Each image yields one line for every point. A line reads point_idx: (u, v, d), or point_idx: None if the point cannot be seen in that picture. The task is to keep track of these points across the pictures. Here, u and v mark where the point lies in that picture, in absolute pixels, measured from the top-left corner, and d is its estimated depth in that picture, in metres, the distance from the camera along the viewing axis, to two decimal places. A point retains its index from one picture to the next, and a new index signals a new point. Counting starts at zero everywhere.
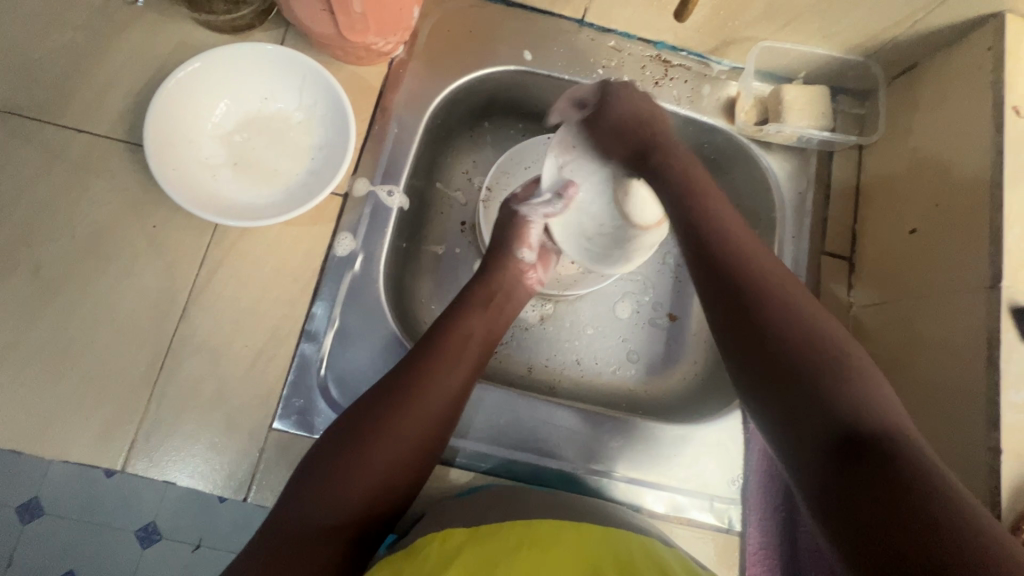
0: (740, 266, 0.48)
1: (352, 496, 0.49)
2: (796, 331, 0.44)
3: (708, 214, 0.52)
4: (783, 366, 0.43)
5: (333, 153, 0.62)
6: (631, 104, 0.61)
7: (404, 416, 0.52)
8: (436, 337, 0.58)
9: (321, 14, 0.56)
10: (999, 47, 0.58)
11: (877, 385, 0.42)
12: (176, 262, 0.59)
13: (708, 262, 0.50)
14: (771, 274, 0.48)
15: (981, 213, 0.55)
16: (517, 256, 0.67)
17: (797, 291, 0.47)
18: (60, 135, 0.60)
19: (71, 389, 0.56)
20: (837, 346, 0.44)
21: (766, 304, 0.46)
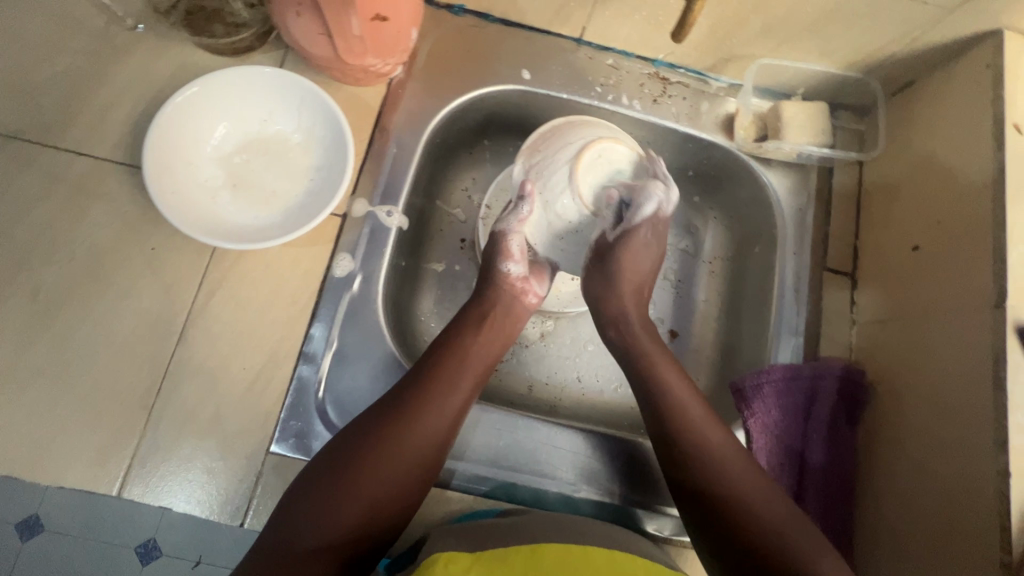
0: (690, 436, 0.55)
1: (346, 515, 0.49)
2: (722, 480, 0.53)
3: (655, 373, 0.60)
4: (716, 517, 0.52)
5: (332, 174, 0.62)
6: (632, 265, 0.64)
7: (403, 434, 0.52)
8: (434, 359, 0.58)
9: (319, 37, 0.56)
10: (998, 65, 0.57)
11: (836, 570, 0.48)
12: (175, 285, 0.59)
13: (676, 437, 0.56)
14: (713, 440, 0.55)
15: (984, 231, 0.55)
16: (503, 269, 0.64)
17: (704, 419, 0.56)
18: (60, 158, 0.61)
19: (69, 413, 0.55)
20: (786, 529, 0.50)
21: (686, 440, 0.55)
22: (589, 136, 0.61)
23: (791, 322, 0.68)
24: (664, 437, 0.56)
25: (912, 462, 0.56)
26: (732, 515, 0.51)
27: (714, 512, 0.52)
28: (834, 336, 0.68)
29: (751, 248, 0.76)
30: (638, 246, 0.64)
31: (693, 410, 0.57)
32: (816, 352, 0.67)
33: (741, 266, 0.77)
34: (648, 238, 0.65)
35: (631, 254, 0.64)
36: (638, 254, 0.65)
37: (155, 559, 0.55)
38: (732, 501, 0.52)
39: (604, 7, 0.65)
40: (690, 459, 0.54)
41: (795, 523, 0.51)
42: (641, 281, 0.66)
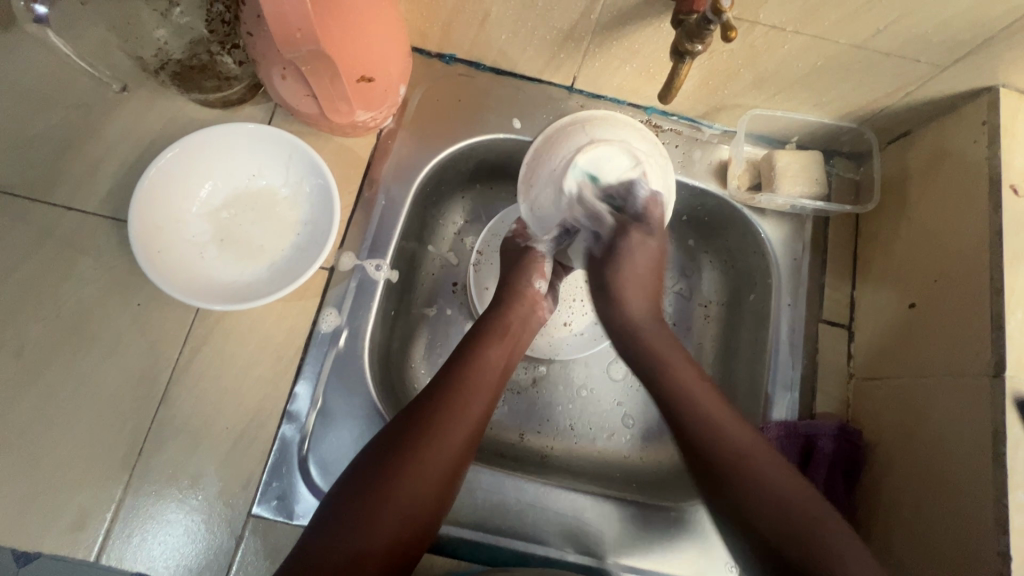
0: (683, 406, 0.56)
1: (385, 529, 0.49)
2: (785, 517, 0.49)
3: (670, 372, 0.59)
4: (784, 550, 0.49)
5: (319, 229, 0.62)
6: (631, 272, 0.65)
7: (434, 440, 0.52)
8: (459, 367, 0.58)
9: (304, 96, 0.56)
10: (993, 122, 0.56)
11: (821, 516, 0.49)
12: (158, 341, 0.59)
13: (670, 398, 0.57)
14: (703, 399, 0.57)
15: (981, 294, 0.53)
16: (534, 286, 0.68)
17: (759, 448, 0.53)
18: (48, 213, 0.61)
19: (51, 473, 0.55)
20: (777, 479, 0.51)
21: (739, 472, 0.52)
22: (569, 155, 0.64)
23: (786, 377, 0.66)
24: (711, 472, 0.53)
25: (905, 532, 0.55)
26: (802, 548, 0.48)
27: (784, 545, 0.49)
28: (832, 391, 0.66)
29: (745, 295, 0.75)
30: (625, 256, 0.65)
31: (745, 440, 0.54)
32: (811, 408, 0.65)
33: (736, 311, 0.75)
34: (643, 240, 0.65)
35: (627, 261, 0.65)
36: (634, 259, 0.65)
37: None
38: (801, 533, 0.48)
39: (594, 59, 0.64)
40: (742, 494, 0.51)
41: (862, 552, 0.48)
42: (645, 274, 0.66)
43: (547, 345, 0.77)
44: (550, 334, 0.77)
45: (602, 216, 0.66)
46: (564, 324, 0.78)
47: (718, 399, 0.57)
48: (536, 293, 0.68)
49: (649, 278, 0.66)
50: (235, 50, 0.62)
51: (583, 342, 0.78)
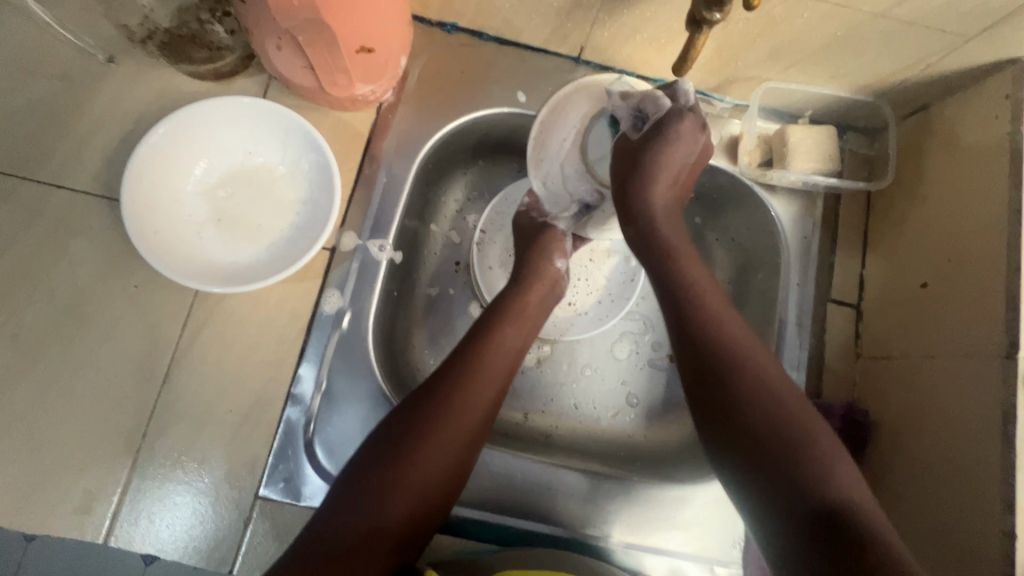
0: (698, 312, 0.54)
1: (401, 503, 0.49)
2: (766, 413, 0.48)
3: (689, 285, 0.56)
4: (754, 439, 0.47)
5: (319, 208, 0.60)
6: (668, 164, 0.59)
7: (451, 417, 0.52)
8: (474, 345, 0.57)
9: (302, 70, 0.53)
10: (1017, 97, 0.55)
11: (840, 463, 0.46)
12: (158, 324, 0.58)
13: (687, 301, 0.55)
14: (721, 310, 0.54)
15: (997, 275, 0.52)
16: (553, 264, 0.67)
17: (763, 356, 0.51)
18: (36, 192, 0.58)
19: (53, 457, 0.55)
20: (794, 412, 0.48)
21: (742, 367, 0.50)
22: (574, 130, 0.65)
23: (793, 357, 0.66)
24: (706, 368, 0.51)
25: (907, 510, 0.55)
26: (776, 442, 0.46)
27: (751, 438, 0.47)
28: (838, 371, 0.66)
29: (753, 274, 0.73)
30: (678, 142, 0.58)
31: (756, 356, 0.51)
32: (818, 388, 0.65)
33: (743, 291, 0.74)
34: (692, 132, 0.58)
35: (672, 148, 0.58)
36: (677, 149, 0.59)
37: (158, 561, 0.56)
38: (779, 430, 0.47)
39: (604, 28, 0.62)
40: (732, 393, 0.49)
41: (840, 458, 0.46)
42: (677, 171, 0.60)
43: (551, 324, 0.76)
44: (555, 314, 0.76)
45: (646, 115, 0.59)
46: (569, 304, 0.77)
47: (735, 316, 0.54)
48: (556, 272, 0.67)
49: (690, 167, 0.60)
50: (226, 19, 0.60)
51: (587, 321, 0.77)
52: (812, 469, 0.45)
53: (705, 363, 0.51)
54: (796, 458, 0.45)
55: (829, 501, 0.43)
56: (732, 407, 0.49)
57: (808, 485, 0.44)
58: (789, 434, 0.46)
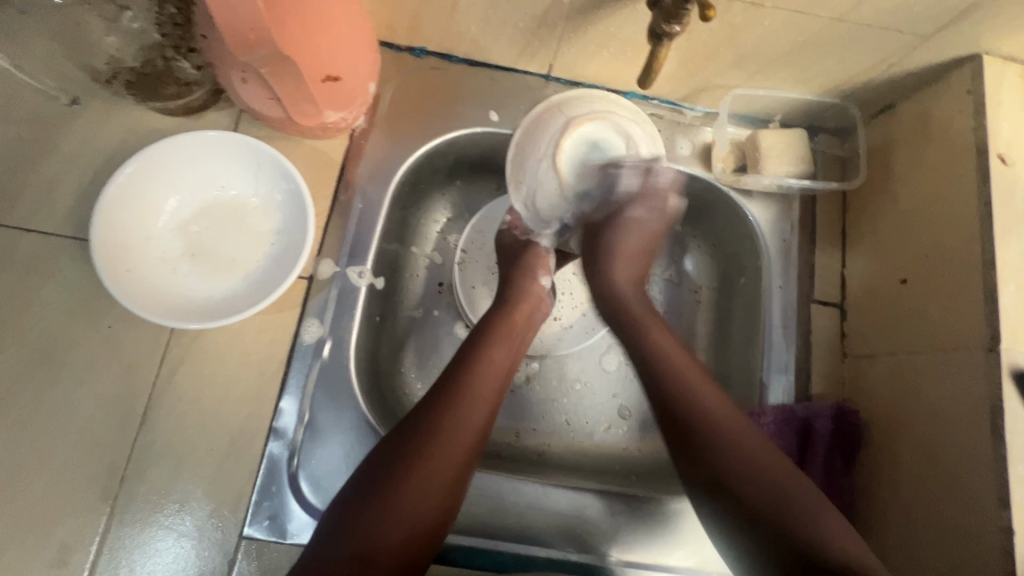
0: (666, 380, 0.54)
1: (393, 534, 0.47)
2: (759, 488, 0.48)
3: (650, 345, 0.58)
4: (747, 506, 0.48)
5: (294, 238, 0.59)
6: (623, 249, 0.67)
7: (444, 441, 0.51)
8: (461, 368, 0.57)
9: (269, 101, 0.53)
10: (978, 91, 0.55)
11: (833, 521, 0.46)
12: (134, 364, 0.56)
13: (658, 375, 0.55)
14: (686, 373, 0.55)
15: (973, 266, 0.53)
16: (539, 281, 0.66)
17: (692, 371, 0.55)
18: (6, 237, 0.58)
19: (28, 508, 0.53)
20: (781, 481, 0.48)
21: (710, 430, 0.51)
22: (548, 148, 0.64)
23: (780, 360, 0.65)
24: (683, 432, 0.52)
25: (904, 510, 0.54)
26: (778, 526, 0.46)
27: (753, 508, 0.47)
28: (826, 372, 0.65)
29: (736, 279, 0.74)
30: (626, 230, 0.67)
31: (740, 429, 0.51)
32: (807, 391, 0.65)
33: (727, 297, 0.74)
34: (645, 217, 0.67)
35: (625, 234, 0.67)
36: (631, 235, 0.67)
37: None
38: (776, 508, 0.46)
39: (570, 45, 0.63)
40: (713, 453, 0.50)
41: (833, 518, 0.46)
42: (637, 248, 0.67)
43: (537, 340, 0.76)
44: (541, 330, 0.76)
45: (611, 190, 0.68)
46: (554, 319, 0.77)
47: (706, 382, 0.55)
48: (543, 288, 0.67)
49: (641, 266, 0.67)
50: (192, 55, 0.60)
51: (573, 335, 0.77)
52: (820, 532, 0.45)
53: (683, 428, 0.52)
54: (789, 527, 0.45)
55: (828, 563, 0.43)
56: (723, 474, 0.49)
57: (815, 548, 0.44)
58: (781, 517, 0.46)
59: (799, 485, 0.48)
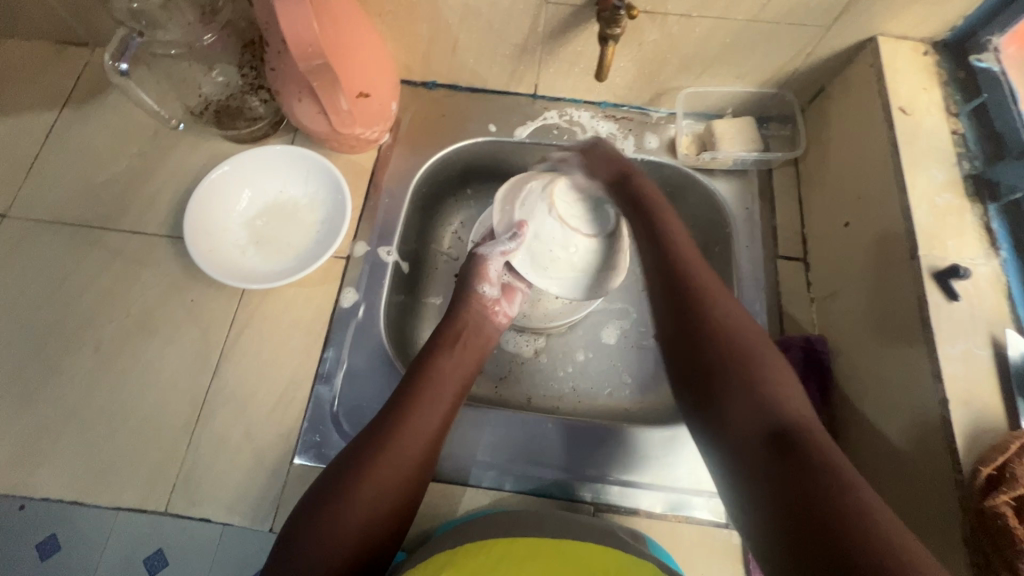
0: (686, 285, 0.60)
1: (346, 534, 0.52)
2: (741, 365, 0.53)
3: (677, 256, 0.63)
4: (725, 385, 0.53)
5: (335, 225, 0.74)
6: (598, 164, 0.73)
7: (393, 449, 0.56)
8: (415, 378, 0.62)
9: (317, 116, 0.70)
10: (878, 64, 0.68)
11: (798, 406, 0.50)
12: (210, 327, 0.70)
13: (680, 281, 0.61)
14: (710, 283, 0.60)
15: (892, 196, 0.63)
16: (478, 291, 0.71)
17: (721, 292, 0.60)
18: (118, 237, 0.75)
19: (126, 442, 0.65)
20: (765, 371, 0.53)
21: (716, 324, 0.56)
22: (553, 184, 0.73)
23: (752, 306, 0.74)
24: (687, 330, 0.58)
25: (871, 416, 0.61)
26: (743, 400, 0.51)
27: (731, 390, 0.52)
28: (796, 314, 0.73)
29: (712, 248, 0.84)
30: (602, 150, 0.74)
31: (744, 332, 0.56)
32: (781, 330, 0.73)
33: (707, 265, 0.85)
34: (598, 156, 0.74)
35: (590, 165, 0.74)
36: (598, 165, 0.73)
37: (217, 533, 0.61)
38: (748, 379, 0.52)
39: (548, 66, 0.79)
40: (705, 351, 0.55)
41: (801, 404, 0.51)
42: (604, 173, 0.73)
43: (542, 316, 0.86)
44: (545, 306, 0.86)
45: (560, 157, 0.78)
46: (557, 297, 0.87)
47: (722, 288, 0.60)
48: (487, 297, 0.72)
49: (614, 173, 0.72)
50: (262, 91, 0.78)
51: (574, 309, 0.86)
52: (779, 406, 0.50)
53: (688, 328, 0.57)
54: (756, 409, 0.50)
55: (789, 438, 0.47)
56: (709, 366, 0.54)
57: (773, 423, 0.49)
58: (747, 393, 0.51)
59: (774, 369, 0.53)
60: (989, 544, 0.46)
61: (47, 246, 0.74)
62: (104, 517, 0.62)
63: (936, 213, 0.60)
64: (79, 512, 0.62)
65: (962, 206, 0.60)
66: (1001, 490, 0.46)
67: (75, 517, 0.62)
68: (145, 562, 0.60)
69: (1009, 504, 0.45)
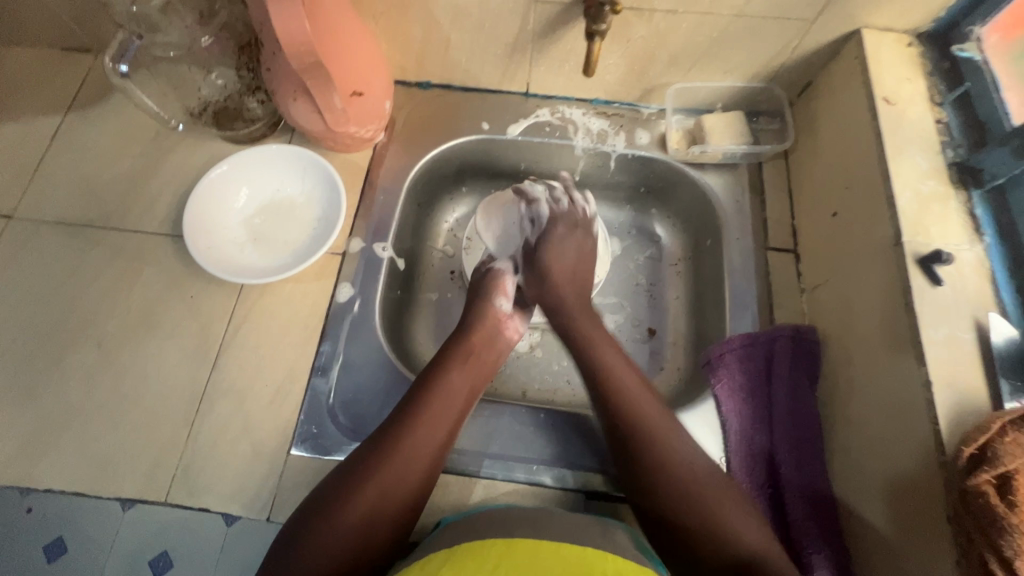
0: (610, 384, 0.65)
1: (344, 540, 0.53)
2: (688, 491, 0.57)
3: (604, 368, 0.66)
4: (674, 500, 0.57)
5: (330, 222, 0.76)
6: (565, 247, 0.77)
7: (397, 461, 0.57)
8: (423, 390, 0.64)
9: (313, 115, 0.72)
10: (862, 55, 0.69)
11: (747, 523, 0.55)
12: (208, 323, 0.72)
13: (608, 380, 0.65)
14: (624, 388, 0.64)
15: (876, 184, 0.63)
16: (494, 305, 0.74)
17: (639, 391, 0.64)
18: (120, 236, 0.76)
19: (127, 434, 0.67)
20: (713, 501, 0.56)
21: (644, 436, 0.60)
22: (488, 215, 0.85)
23: (743, 297, 0.75)
24: (620, 443, 0.61)
25: (859, 402, 0.61)
26: (688, 513, 0.56)
27: (680, 504, 0.56)
28: (787, 304, 0.74)
29: (704, 242, 0.85)
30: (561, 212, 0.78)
31: (683, 452, 0.59)
32: (771, 320, 0.73)
33: (700, 259, 0.85)
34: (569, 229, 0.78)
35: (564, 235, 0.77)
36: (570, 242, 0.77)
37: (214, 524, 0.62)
38: (702, 506, 0.56)
39: (539, 64, 0.81)
40: (653, 462, 0.59)
41: (753, 522, 0.55)
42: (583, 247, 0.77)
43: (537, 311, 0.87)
44: None
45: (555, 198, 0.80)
46: None
47: (648, 394, 0.64)
48: (500, 311, 0.74)
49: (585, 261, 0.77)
50: (258, 92, 0.79)
51: None
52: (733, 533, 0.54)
53: (627, 445, 0.61)
54: (703, 525, 0.55)
55: (744, 558, 0.52)
56: (658, 483, 0.58)
57: (731, 547, 0.53)
58: (692, 506, 0.56)
59: (721, 492, 0.57)
60: (972, 524, 0.46)
61: (50, 245, 0.76)
62: (105, 508, 0.63)
63: (920, 200, 0.60)
64: (81, 503, 0.64)
65: (945, 193, 0.61)
66: (983, 469, 0.46)
67: (77, 508, 0.63)
68: (150, 563, 0.61)
69: (991, 483, 0.46)
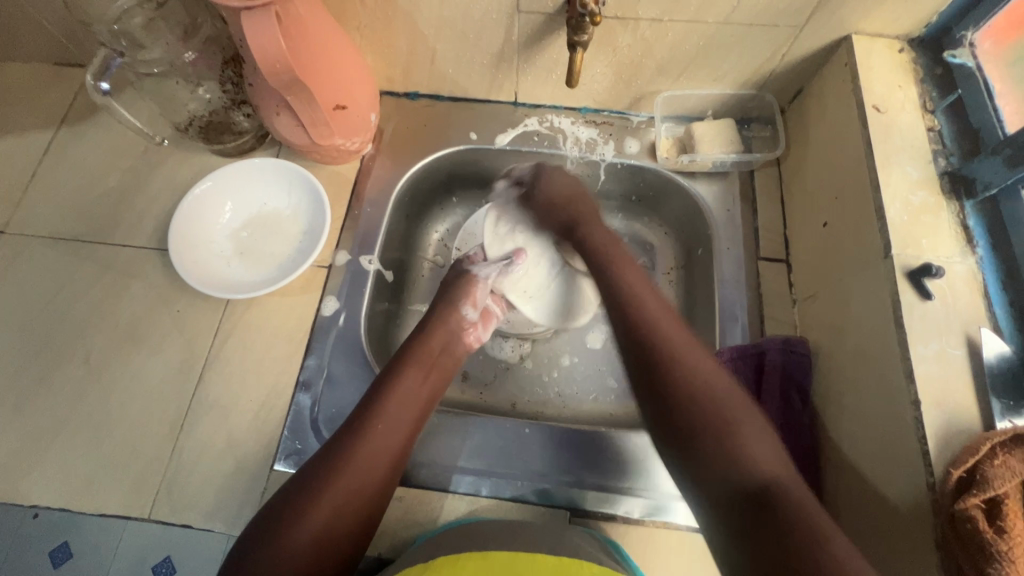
0: (631, 302, 0.62)
1: (298, 549, 0.51)
2: (704, 401, 0.52)
3: (631, 293, 0.63)
4: (685, 413, 0.52)
5: (316, 235, 0.76)
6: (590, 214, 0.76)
7: (352, 467, 0.56)
8: (378, 393, 0.62)
9: (296, 128, 0.72)
10: (852, 63, 0.67)
11: (762, 441, 0.50)
12: (194, 337, 0.72)
13: (643, 325, 0.60)
14: (661, 317, 0.60)
15: (866, 195, 0.62)
16: (461, 311, 0.74)
17: (661, 311, 0.61)
18: (108, 251, 0.77)
19: (112, 449, 0.67)
20: (731, 410, 0.52)
21: (662, 356, 0.56)
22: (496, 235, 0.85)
23: (733, 308, 0.73)
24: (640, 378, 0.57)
25: (849, 418, 0.60)
26: (710, 442, 0.50)
27: (699, 427, 0.51)
28: (778, 316, 0.73)
29: (696, 251, 0.84)
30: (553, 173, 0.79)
31: (704, 364, 0.55)
32: (762, 333, 0.72)
33: (691, 268, 0.84)
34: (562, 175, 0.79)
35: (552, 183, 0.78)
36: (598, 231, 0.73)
37: (198, 540, 0.62)
38: (719, 418, 0.51)
39: (526, 73, 0.80)
40: (671, 378, 0.55)
41: (772, 449, 0.49)
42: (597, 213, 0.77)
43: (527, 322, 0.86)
44: None
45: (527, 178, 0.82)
46: None
47: (675, 321, 0.60)
48: (465, 317, 0.74)
49: (572, 194, 0.77)
50: (244, 106, 0.79)
51: None
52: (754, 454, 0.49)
53: (656, 358, 0.56)
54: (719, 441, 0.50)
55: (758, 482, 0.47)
56: (672, 397, 0.54)
57: (747, 470, 0.48)
58: (715, 437, 0.50)
59: (737, 401, 0.52)
60: (960, 549, 0.45)
61: (41, 259, 0.77)
62: (90, 524, 0.64)
63: (910, 212, 0.59)
64: (67, 519, 0.64)
65: (937, 204, 0.59)
66: (972, 492, 0.45)
67: (63, 524, 0.64)
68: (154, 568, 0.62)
69: (979, 506, 0.44)
